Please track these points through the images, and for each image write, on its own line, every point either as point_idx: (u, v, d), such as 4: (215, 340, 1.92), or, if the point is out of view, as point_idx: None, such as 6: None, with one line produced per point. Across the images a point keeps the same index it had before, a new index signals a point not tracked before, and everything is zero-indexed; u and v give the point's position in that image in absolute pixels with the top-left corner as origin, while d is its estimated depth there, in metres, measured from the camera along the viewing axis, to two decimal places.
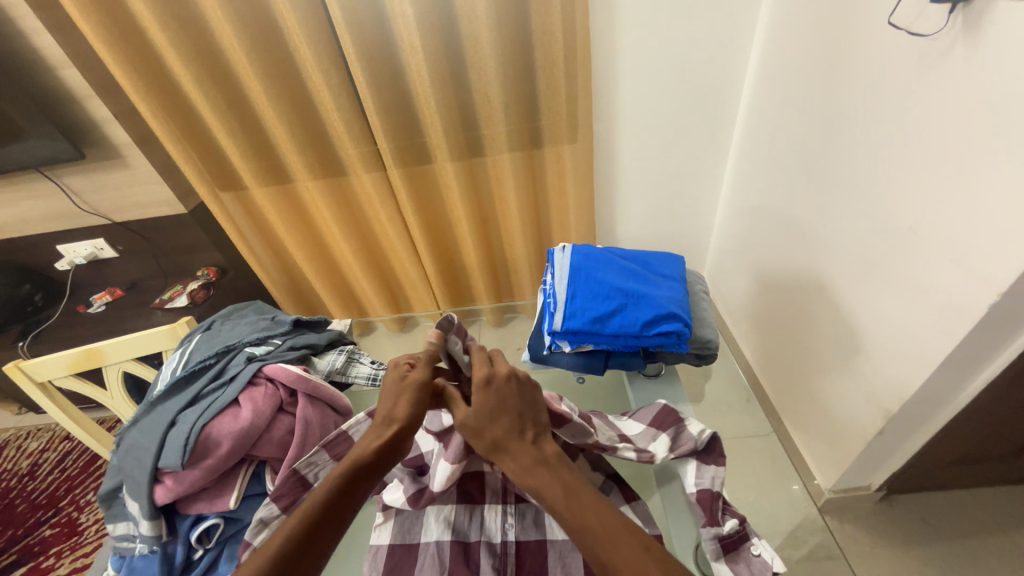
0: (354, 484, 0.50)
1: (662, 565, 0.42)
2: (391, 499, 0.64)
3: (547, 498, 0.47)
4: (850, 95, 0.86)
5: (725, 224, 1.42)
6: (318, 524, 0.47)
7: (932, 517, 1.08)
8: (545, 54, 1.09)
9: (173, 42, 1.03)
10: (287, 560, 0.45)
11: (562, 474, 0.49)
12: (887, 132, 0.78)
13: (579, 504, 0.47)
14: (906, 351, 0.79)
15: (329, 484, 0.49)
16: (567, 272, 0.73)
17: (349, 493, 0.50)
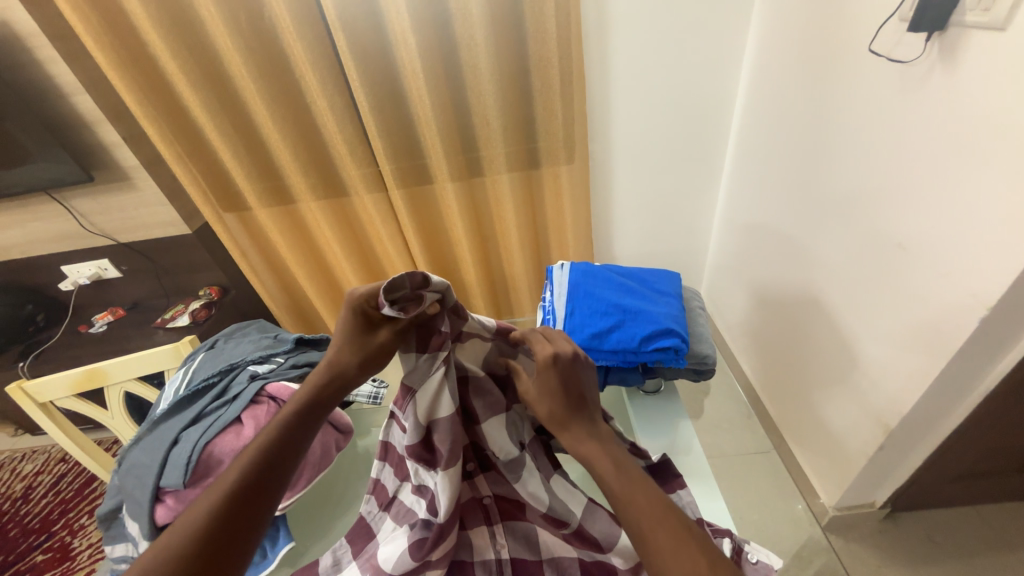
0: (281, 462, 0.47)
1: (711, 564, 0.39)
2: (389, 555, 0.59)
3: (598, 469, 0.46)
4: (837, 117, 0.89)
5: (720, 241, 1.44)
6: (243, 499, 0.43)
7: (938, 535, 1.06)
8: (542, 79, 1.13)
9: (184, 69, 1.08)
10: (210, 537, 0.41)
11: (612, 450, 0.48)
12: (873, 152, 0.81)
13: (629, 476, 0.45)
14: (902, 364, 0.80)
15: (260, 454, 0.46)
16: (566, 290, 0.75)
17: (276, 465, 0.46)
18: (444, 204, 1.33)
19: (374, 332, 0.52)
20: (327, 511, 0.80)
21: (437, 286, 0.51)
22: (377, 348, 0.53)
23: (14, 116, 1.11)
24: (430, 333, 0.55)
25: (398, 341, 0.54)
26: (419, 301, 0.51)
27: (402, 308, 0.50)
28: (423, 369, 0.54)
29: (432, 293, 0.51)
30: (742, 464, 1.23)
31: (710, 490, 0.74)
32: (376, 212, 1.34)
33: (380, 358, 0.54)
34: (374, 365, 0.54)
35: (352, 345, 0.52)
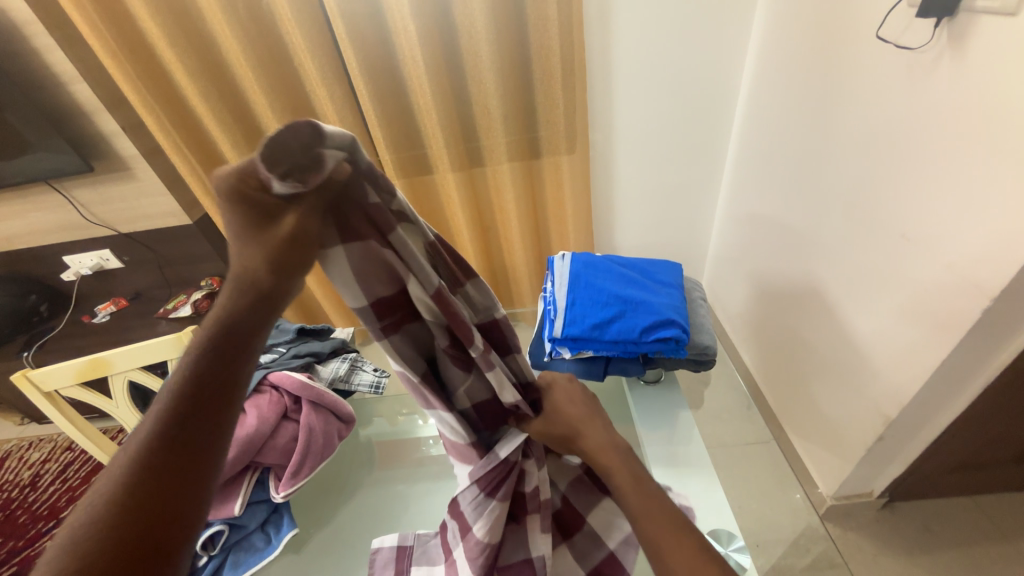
0: (196, 409, 0.33)
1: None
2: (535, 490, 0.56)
3: (616, 480, 0.49)
4: (844, 103, 0.87)
5: (722, 231, 1.43)
6: (166, 463, 0.32)
7: (934, 524, 1.07)
8: (543, 66, 1.12)
9: (181, 57, 1.07)
10: (133, 522, 0.30)
11: (632, 466, 0.50)
12: (880, 139, 0.80)
13: (647, 494, 0.47)
14: (904, 352, 0.80)
15: (169, 399, 0.33)
16: (567, 280, 0.75)
17: (203, 415, 0.33)
18: (445, 193, 1.32)
19: (275, 218, 0.34)
20: (330, 498, 0.82)
21: (342, 140, 0.35)
22: (286, 242, 0.34)
23: (13, 106, 1.10)
24: (352, 210, 0.37)
25: (309, 231, 0.35)
26: (322, 164, 0.33)
27: (301, 175, 0.32)
28: (424, 271, 0.40)
29: (344, 158, 0.35)
30: (741, 455, 1.24)
31: (712, 480, 0.75)
32: None
33: (297, 266, 0.35)
34: (291, 271, 0.35)
35: (245, 246, 0.34)
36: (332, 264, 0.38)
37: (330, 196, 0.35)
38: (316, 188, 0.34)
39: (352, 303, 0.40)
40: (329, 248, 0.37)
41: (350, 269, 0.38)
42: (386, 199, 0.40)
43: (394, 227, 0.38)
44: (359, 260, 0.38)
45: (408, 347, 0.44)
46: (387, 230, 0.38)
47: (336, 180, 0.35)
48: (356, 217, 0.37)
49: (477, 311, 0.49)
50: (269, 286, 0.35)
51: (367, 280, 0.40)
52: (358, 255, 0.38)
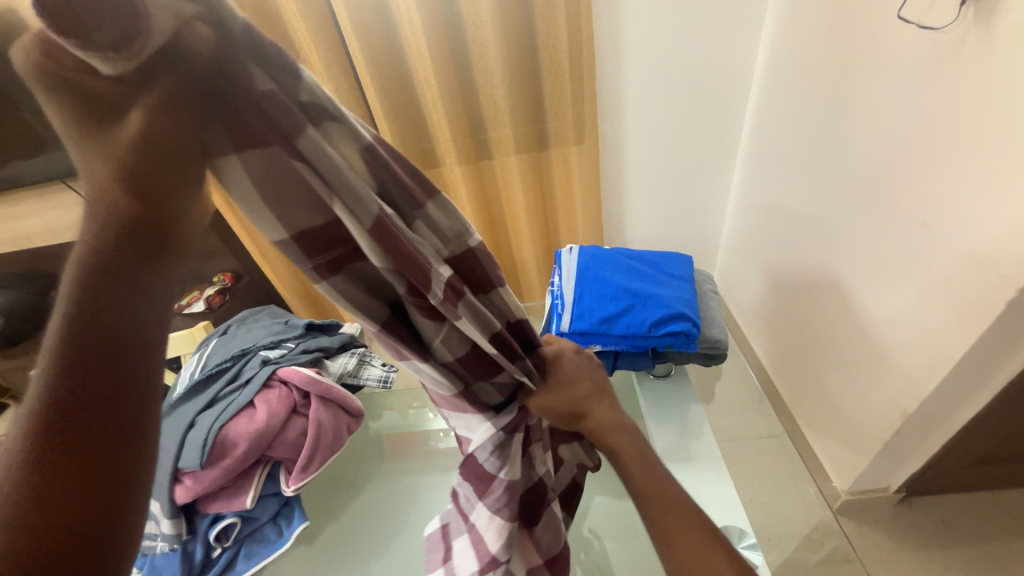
0: (80, 387, 0.28)
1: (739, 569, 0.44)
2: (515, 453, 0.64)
3: (624, 462, 0.50)
4: (862, 88, 0.85)
5: (734, 222, 1.40)
6: (61, 448, 0.27)
7: (953, 520, 1.05)
8: (550, 56, 1.10)
9: None
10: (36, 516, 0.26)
11: (641, 447, 0.52)
12: (899, 125, 0.77)
13: (656, 480, 0.49)
14: (923, 345, 0.78)
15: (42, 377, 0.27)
16: (575, 274, 0.74)
17: (91, 396, 0.28)
18: (452, 187, 1.31)
19: (118, 114, 0.26)
20: (341, 490, 0.83)
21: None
22: (136, 147, 0.26)
23: None
24: (223, 95, 0.28)
25: (168, 129, 0.27)
26: (140, 23, 0.24)
27: (117, 37, 0.24)
28: (357, 198, 0.31)
29: (192, 14, 0.26)
30: (753, 448, 1.22)
31: (722, 474, 0.74)
32: None
33: (168, 183, 0.28)
34: (158, 191, 0.28)
35: (91, 157, 0.26)
36: (229, 178, 0.30)
37: (192, 81, 0.27)
38: (158, 67, 0.26)
39: (272, 236, 0.33)
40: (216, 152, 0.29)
41: (252, 185, 0.30)
42: (286, 87, 0.29)
43: (300, 130, 0.29)
44: (262, 175, 0.30)
45: (360, 293, 0.37)
46: (291, 134, 0.29)
47: (189, 50, 0.26)
48: (241, 109, 0.28)
49: (446, 240, 0.41)
50: (143, 217, 0.28)
51: (285, 205, 0.31)
52: (256, 169, 0.29)
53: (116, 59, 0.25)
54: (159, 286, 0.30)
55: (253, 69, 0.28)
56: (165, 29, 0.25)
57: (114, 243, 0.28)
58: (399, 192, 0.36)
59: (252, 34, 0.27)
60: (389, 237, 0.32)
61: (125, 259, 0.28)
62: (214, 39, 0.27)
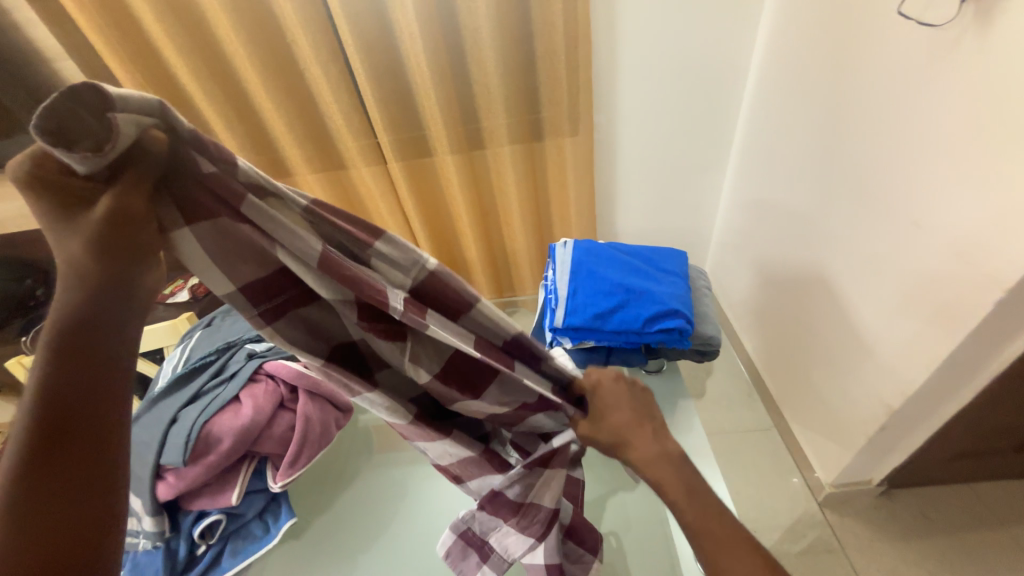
0: (67, 377, 0.32)
1: None
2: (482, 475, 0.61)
3: None
4: (858, 85, 0.84)
5: (726, 217, 1.40)
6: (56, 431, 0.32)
7: (931, 511, 1.08)
8: (545, 44, 1.07)
9: (171, 35, 1.03)
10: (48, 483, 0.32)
11: None
12: (894, 122, 0.77)
13: None
14: (909, 343, 0.79)
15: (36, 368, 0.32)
16: (569, 269, 0.73)
17: (81, 384, 0.33)
18: (444, 177, 1.29)
19: (87, 203, 0.32)
20: (331, 484, 0.82)
21: (142, 104, 0.31)
22: (100, 226, 0.32)
23: None
24: (182, 182, 0.34)
25: (134, 207, 0.33)
26: (112, 131, 0.29)
27: (92, 146, 0.29)
28: (297, 242, 0.37)
29: (151, 125, 0.32)
30: (741, 442, 1.24)
31: (712, 469, 0.75)
32: (375, 186, 1.31)
33: (130, 252, 0.33)
34: (116, 256, 0.33)
35: (61, 241, 0.32)
36: (183, 244, 0.37)
37: (154, 168, 0.33)
38: (128, 161, 0.32)
39: (220, 292, 0.40)
40: (173, 227, 0.36)
41: (204, 252, 0.38)
42: (228, 169, 0.35)
43: (241, 198, 0.35)
44: (212, 240, 0.37)
45: (302, 335, 0.44)
46: (236, 203, 0.35)
47: (147, 149, 0.32)
48: (191, 189, 0.35)
49: (406, 270, 0.44)
50: (106, 274, 0.33)
51: (232, 263, 0.39)
52: (202, 231, 0.36)
53: (87, 161, 0.30)
54: (133, 307, 0.35)
55: (197, 158, 0.34)
56: (129, 136, 0.31)
57: (75, 299, 0.33)
58: (344, 237, 0.42)
59: (197, 134, 0.33)
60: (334, 265, 0.38)
61: (89, 311, 0.33)
62: (167, 140, 0.33)
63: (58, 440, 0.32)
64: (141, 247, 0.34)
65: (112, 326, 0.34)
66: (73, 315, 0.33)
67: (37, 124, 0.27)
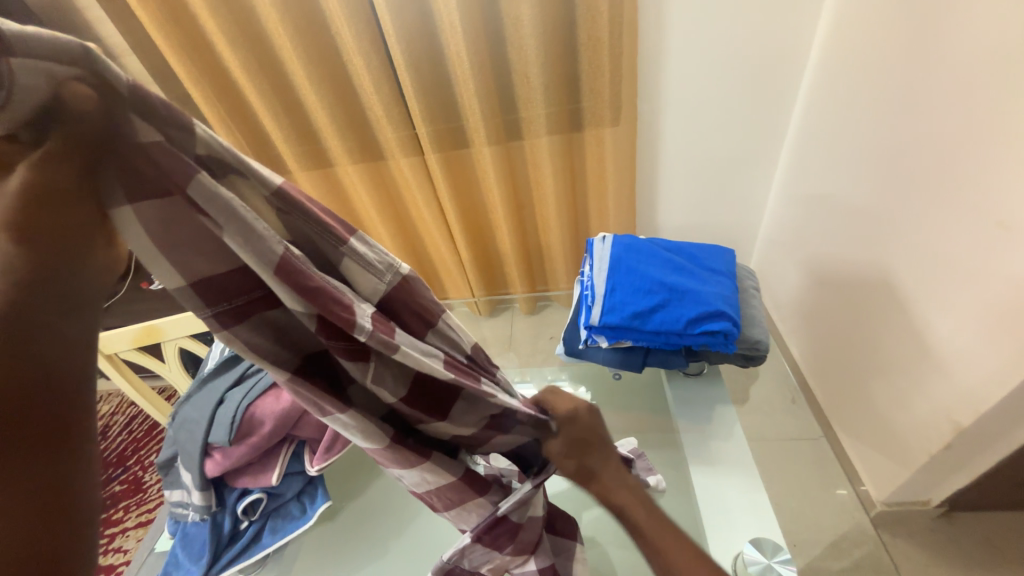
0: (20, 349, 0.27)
1: None
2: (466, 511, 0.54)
3: None
4: (940, 70, 0.76)
5: (776, 212, 1.32)
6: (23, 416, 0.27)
7: (999, 539, 0.98)
8: (589, 31, 1.04)
9: (223, 28, 1.06)
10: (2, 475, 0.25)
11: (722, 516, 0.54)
12: (984, 110, 0.69)
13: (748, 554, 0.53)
14: (987, 356, 0.71)
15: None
16: (608, 266, 0.70)
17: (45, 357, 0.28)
18: (480, 169, 1.28)
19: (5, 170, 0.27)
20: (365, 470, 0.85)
21: (54, 45, 0.25)
22: (14, 200, 0.27)
23: None
24: (114, 151, 0.28)
25: (49, 180, 0.27)
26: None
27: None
28: (256, 241, 0.30)
29: (69, 75, 0.26)
30: (783, 450, 1.18)
31: (755, 481, 0.70)
32: (412, 177, 1.32)
33: (64, 236, 0.28)
34: (44, 243, 0.28)
35: None
36: (125, 231, 0.30)
37: (79, 135, 0.27)
38: (45, 122, 0.26)
39: (168, 285, 0.32)
40: (111, 206, 0.29)
41: (148, 240, 0.30)
42: (186, 138, 0.29)
43: (191, 177, 0.28)
44: (158, 226, 0.30)
45: (267, 342, 0.36)
46: (183, 184, 0.28)
47: (69, 108, 0.26)
48: (132, 161, 0.28)
49: (381, 274, 0.40)
50: (27, 269, 0.27)
51: (183, 255, 0.31)
52: (146, 215, 0.29)
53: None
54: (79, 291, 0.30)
55: (137, 121, 0.27)
56: (39, 90, 0.25)
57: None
58: (312, 229, 0.37)
59: (138, 91, 0.27)
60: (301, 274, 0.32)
61: (25, 304, 0.27)
62: (97, 96, 0.26)
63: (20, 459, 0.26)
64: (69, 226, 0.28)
65: (55, 321, 0.29)
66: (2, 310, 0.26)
67: None
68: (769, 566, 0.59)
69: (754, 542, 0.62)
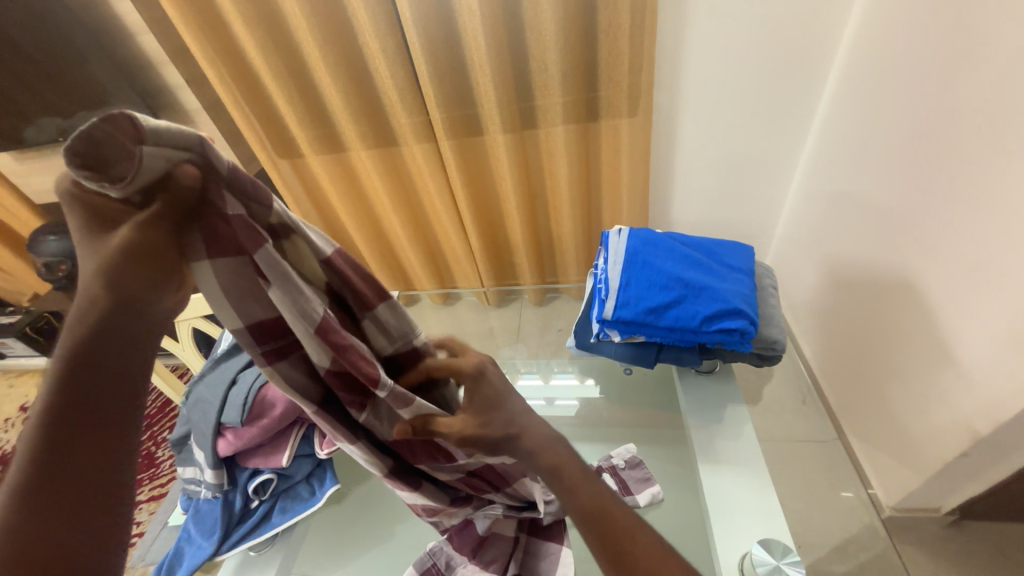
0: (99, 349, 0.33)
1: None
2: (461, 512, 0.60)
3: None
4: (978, 64, 0.72)
5: (794, 210, 1.29)
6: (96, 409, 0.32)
7: (1011, 549, 0.97)
8: (609, 17, 1.01)
9: (239, 8, 1.05)
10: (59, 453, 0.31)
11: None
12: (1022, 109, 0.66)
13: None
14: (1011, 365, 0.69)
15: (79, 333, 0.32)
16: (622, 260, 0.69)
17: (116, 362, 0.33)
18: (494, 157, 1.27)
19: (114, 224, 0.33)
20: None
21: (177, 136, 0.32)
22: (121, 254, 0.33)
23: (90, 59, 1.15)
24: (205, 218, 0.34)
25: (151, 234, 0.33)
26: (133, 160, 0.30)
27: (117, 175, 0.30)
28: (304, 305, 0.37)
29: (184, 158, 0.33)
30: (792, 452, 1.16)
31: (764, 481, 0.70)
32: (425, 165, 1.31)
33: (159, 275, 0.34)
34: (132, 282, 0.33)
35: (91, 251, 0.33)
36: (201, 279, 0.36)
37: (184, 201, 0.33)
38: (159, 192, 0.32)
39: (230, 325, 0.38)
40: (194, 259, 0.35)
41: (218, 286, 0.36)
42: (260, 206, 0.37)
43: (258, 247, 0.35)
44: (229, 279, 0.36)
45: (304, 377, 0.42)
46: (252, 250, 0.35)
47: (178, 183, 0.32)
48: (217, 224, 0.35)
49: (393, 339, 0.48)
50: (118, 298, 0.33)
51: (248, 299, 0.38)
52: (223, 271, 0.36)
53: (117, 188, 0.31)
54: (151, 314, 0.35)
55: (229, 197, 0.35)
56: (158, 170, 0.31)
57: (89, 309, 0.33)
58: (337, 285, 0.44)
59: (236, 173, 0.35)
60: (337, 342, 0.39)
61: (102, 316, 0.33)
62: (199, 176, 0.33)
63: (67, 442, 0.31)
64: (158, 269, 0.34)
65: (123, 338, 0.34)
66: (85, 326, 0.33)
67: (77, 160, 0.29)
68: (778, 567, 0.58)
69: (762, 544, 0.62)
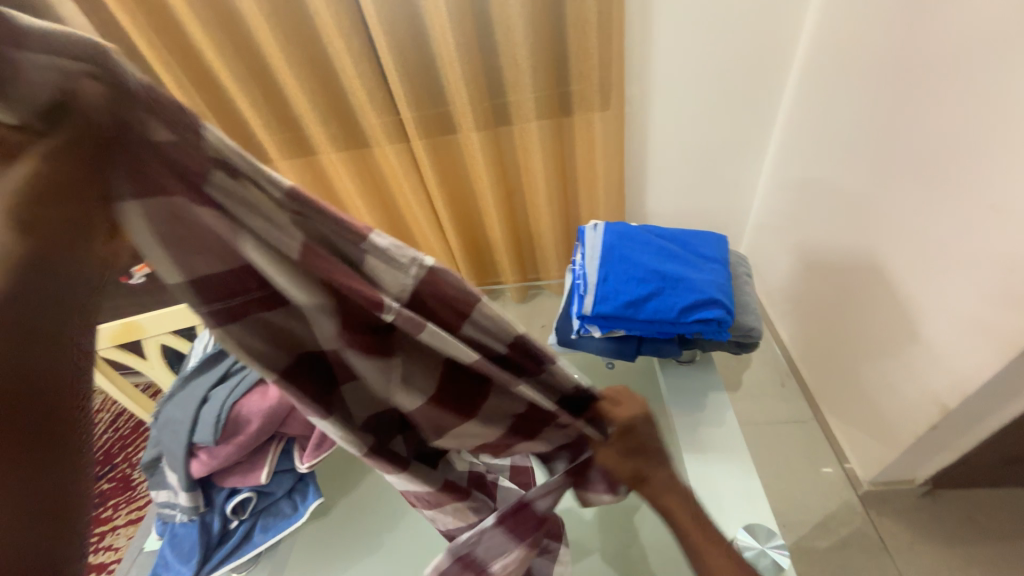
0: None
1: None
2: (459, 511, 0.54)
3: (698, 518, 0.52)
4: (932, 50, 0.75)
5: (767, 197, 1.31)
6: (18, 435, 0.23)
7: (980, 515, 1.02)
8: (576, 11, 1.00)
9: (193, 8, 1.01)
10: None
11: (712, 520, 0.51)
12: (970, 93, 0.69)
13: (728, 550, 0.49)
14: (974, 341, 0.72)
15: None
16: (600, 254, 0.69)
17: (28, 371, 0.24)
18: (468, 155, 1.26)
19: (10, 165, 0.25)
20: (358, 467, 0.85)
21: (66, 41, 0.24)
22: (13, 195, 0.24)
23: None
24: (130, 150, 0.28)
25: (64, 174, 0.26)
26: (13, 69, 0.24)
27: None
28: (271, 234, 0.32)
29: (82, 71, 0.25)
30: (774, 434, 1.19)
31: (748, 467, 0.71)
32: (398, 165, 1.29)
33: (75, 226, 0.26)
34: (44, 235, 0.25)
35: None
36: (136, 231, 0.29)
37: (96, 129, 0.27)
38: (64, 118, 0.26)
39: (171, 281, 0.31)
40: (129, 207, 0.29)
41: (155, 240, 0.30)
42: (195, 138, 0.28)
43: (206, 176, 0.29)
44: (167, 227, 0.30)
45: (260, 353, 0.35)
46: (180, 192, 0.29)
47: (84, 104, 0.26)
48: (147, 160, 0.28)
49: (404, 267, 0.37)
50: (31, 253, 0.24)
51: (190, 256, 0.31)
52: (147, 201, 0.29)
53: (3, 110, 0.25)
54: (82, 281, 0.26)
55: (150, 119, 0.27)
56: (51, 84, 0.25)
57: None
58: (330, 229, 0.34)
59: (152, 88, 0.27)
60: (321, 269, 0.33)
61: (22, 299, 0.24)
62: (108, 93, 0.26)
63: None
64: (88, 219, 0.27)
65: (49, 339, 0.25)
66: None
67: None
68: (763, 550, 0.61)
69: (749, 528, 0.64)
